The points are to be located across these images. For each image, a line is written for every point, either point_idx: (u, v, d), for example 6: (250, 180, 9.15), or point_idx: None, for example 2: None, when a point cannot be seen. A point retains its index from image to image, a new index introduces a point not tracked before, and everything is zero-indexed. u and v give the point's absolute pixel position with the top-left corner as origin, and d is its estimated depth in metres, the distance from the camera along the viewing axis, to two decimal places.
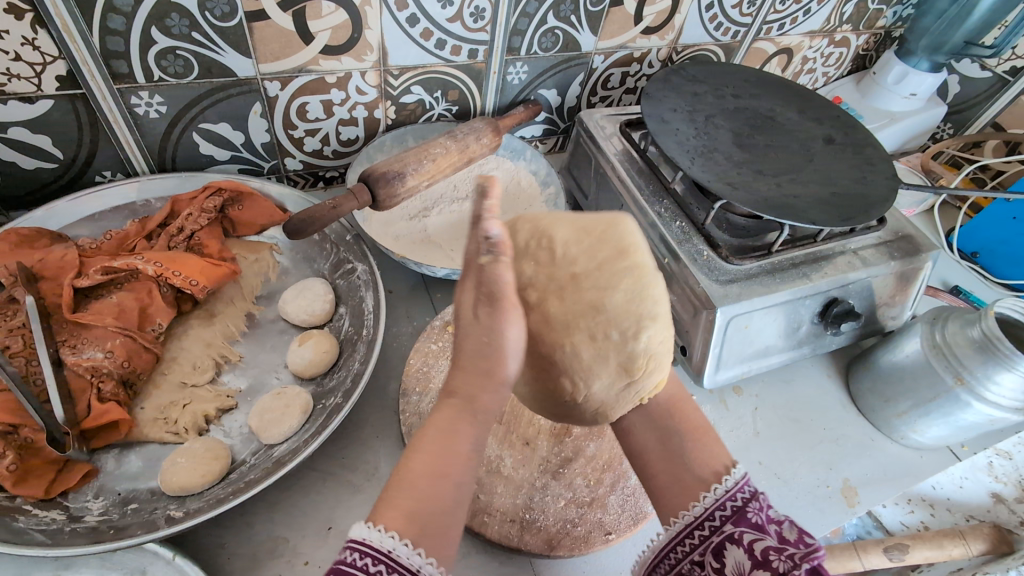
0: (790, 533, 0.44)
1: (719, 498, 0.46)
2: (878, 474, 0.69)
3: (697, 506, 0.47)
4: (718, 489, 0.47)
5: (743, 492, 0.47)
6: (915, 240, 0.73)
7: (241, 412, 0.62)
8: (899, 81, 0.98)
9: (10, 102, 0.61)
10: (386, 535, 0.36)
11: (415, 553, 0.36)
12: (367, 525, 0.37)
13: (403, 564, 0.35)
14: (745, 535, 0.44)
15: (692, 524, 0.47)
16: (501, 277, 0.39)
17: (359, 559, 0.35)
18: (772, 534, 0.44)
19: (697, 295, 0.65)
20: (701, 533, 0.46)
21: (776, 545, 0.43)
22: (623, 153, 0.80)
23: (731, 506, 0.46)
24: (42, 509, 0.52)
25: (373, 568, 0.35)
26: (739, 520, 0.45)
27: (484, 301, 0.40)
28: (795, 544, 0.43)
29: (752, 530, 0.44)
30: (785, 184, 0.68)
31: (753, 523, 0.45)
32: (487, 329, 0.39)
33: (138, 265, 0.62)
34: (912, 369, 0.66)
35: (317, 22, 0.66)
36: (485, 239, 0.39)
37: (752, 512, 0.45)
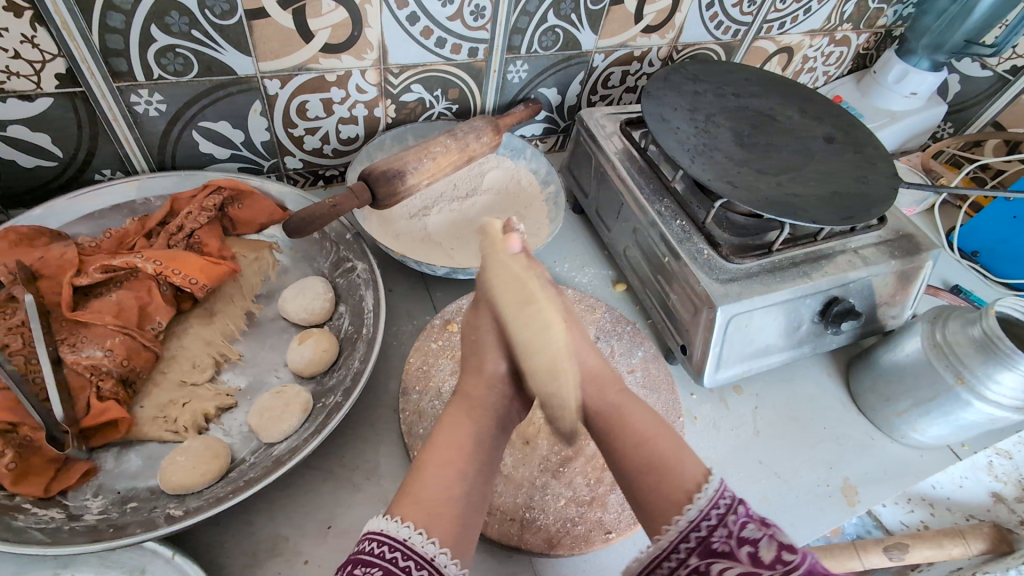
0: (766, 555, 0.39)
1: (686, 528, 0.43)
2: (878, 474, 0.69)
3: (669, 531, 0.44)
4: (688, 516, 0.43)
5: (715, 512, 0.43)
6: (915, 239, 0.73)
7: (240, 410, 0.62)
8: (900, 80, 0.97)
9: (9, 100, 0.61)
10: (404, 526, 0.41)
11: (427, 540, 0.40)
12: (384, 519, 0.42)
13: (419, 552, 0.40)
14: (711, 565, 0.41)
15: (663, 553, 0.44)
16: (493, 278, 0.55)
17: (383, 549, 0.40)
18: (740, 562, 0.40)
19: (697, 294, 0.65)
20: (670, 564, 0.43)
21: (747, 569, 0.39)
22: (623, 152, 0.79)
23: (695, 538, 0.43)
24: (41, 507, 0.51)
25: (389, 555, 0.39)
26: (705, 550, 0.42)
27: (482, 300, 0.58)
28: (769, 565, 0.39)
29: (719, 559, 0.41)
30: (785, 183, 0.68)
31: (721, 548, 0.41)
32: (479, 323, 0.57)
33: (138, 263, 0.62)
34: (912, 369, 0.66)
35: (317, 20, 0.66)
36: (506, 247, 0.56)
37: (716, 541, 0.42)
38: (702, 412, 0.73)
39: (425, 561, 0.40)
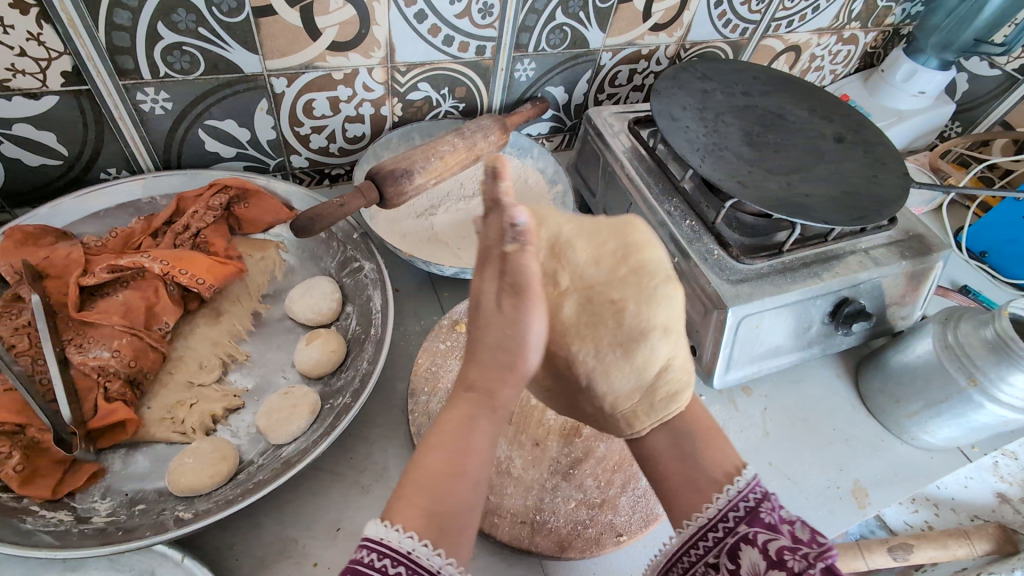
0: (803, 533, 0.42)
1: (731, 499, 0.44)
2: (888, 475, 0.68)
3: (710, 507, 0.45)
4: (730, 490, 0.44)
5: (755, 491, 0.44)
6: (926, 239, 0.73)
7: (248, 411, 0.62)
8: (908, 79, 0.97)
9: (14, 98, 0.60)
10: (405, 535, 0.35)
11: (435, 553, 0.35)
12: (383, 525, 0.36)
13: (424, 565, 0.35)
14: (759, 535, 0.42)
15: (707, 526, 0.44)
16: (524, 268, 0.40)
17: (377, 560, 0.34)
18: (784, 534, 0.42)
19: (707, 294, 0.64)
20: (715, 535, 0.44)
21: (791, 545, 0.41)
22: (631, 151, 0.79)
23: (744, 507, 0.43)
24: (49, 510, 0.51)
25: (389, 569, 0.34)
26: (753, 520, 0.43)
27: (507, 292, 0.41)
28: (809, 544, 0.41)
29: (766, 530, 0.42)
30: (796, 183, 0.68)
31: (766, 523, 0.43)
32: (511, 321, 0.40)
33: (144, 263, 0.62)
34: (924, 370, 0.65)
35: (325, 18, 0.65)
36: (512, 226, 0.41)
37: (765, 512, 0.43)
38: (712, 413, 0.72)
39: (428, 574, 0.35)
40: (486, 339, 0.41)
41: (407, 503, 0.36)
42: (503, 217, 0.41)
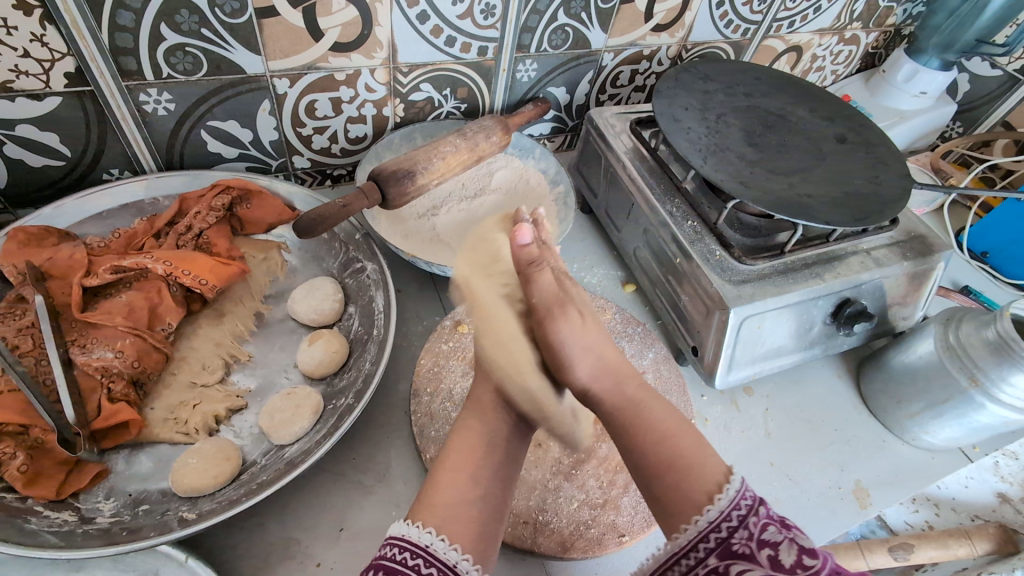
0: (786, 557, 0.39)
1: (702, 529, 0.42)
2: (889, 475, 0.68)
3: (680, 536, 0.43)
4: (700, 521, 0.42)
5: (732, 516, 0.42)
6: (928, 240, 0.73)
7: (251, 411, 0.62)
8: (909, 79, 0.97)
9: (18, 99, 0.61)
10: (428, 532, 0.42)
11: (451, 548, 0.41)
12: (405, 525, 0.42)
13: (442, 558, 0.41)
14: (732, 567, 0.40)
15: (678, 556, 0.43)
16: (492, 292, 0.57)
17: (404, 556, 0.40)
18: (760, 563, 0.39)
19: (710, 296, 0.64)
20: (687, 564, 0.42)
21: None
22: (633, 151, 0.79)
23: (716, 538, 0.41)
24: (53, 510, 0.51)
25: (411, 562, 0.40)
26: (726, 551, 0.41)
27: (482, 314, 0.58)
28: (789, 571, 0.38)
29: (740, 561, 0.40)
30: (798, 184, 0.68)
31: (741, 552, 0.40)
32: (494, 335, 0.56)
33: (148, 264, 0.62)
34: (925, 370, 0.65)
35: (327, 18, 0.65)
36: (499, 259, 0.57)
37: (739, 540, 0.41)
38: (714, 413, 0.73)
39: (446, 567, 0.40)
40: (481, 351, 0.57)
41: (431, 509, 0.44)
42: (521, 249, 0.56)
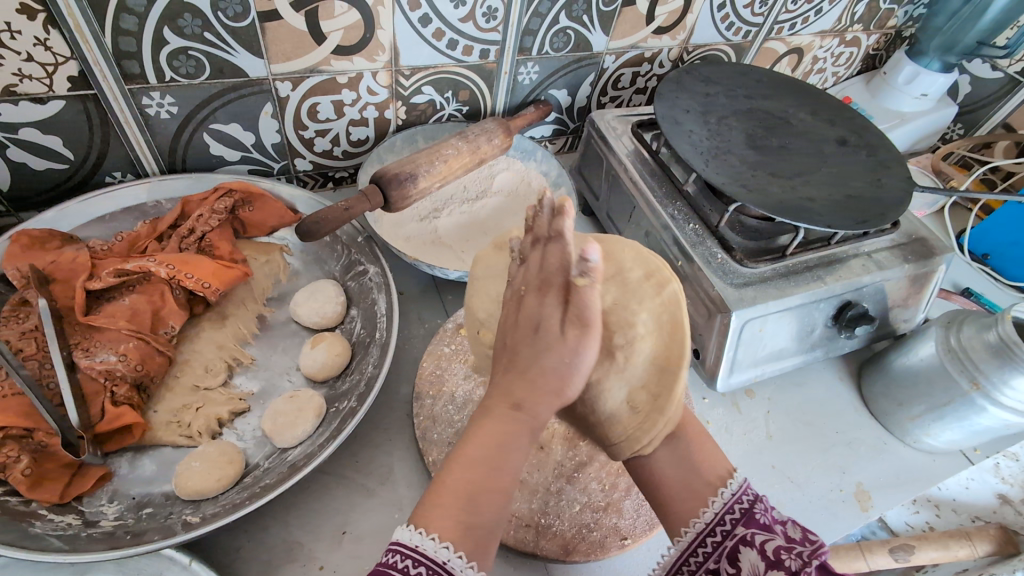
0: (794, 532, 0.46)
1: (727, 502, 0.47)
2: (890, 478, 0.68)
3: (707, 512, 0.47)
4: (725, 494, 0.47)
5: (747, 493, 0.48)
6: (929, 242, 0.73)
7: (253, 414, 0.62)
8: (910, 82, 0.97)
9: (21, 103, 0.61)
10: (419, 532, 0.37)
11: (442, 545, 0.37)
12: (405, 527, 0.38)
13: (430, 556, 0.37)
14: (756, 536, 0.45)
15: (704, 532, 0.46)
16: (587, 300, 0.42)
17: (399, 560, 0.37)
18: (777, 533, 0.45)
19: (712, 299, 0.64)
20: (714, 539, 0.46)
21: (785, 544, 0.44)
22: (635, 153, 0.79)
23: (740, 509, 0.46)
24: (57, 513, 0.51)
25: (400, 563, 0.37)
26: (750, 521, 0.46)
27: (573, 323, 0.42)
28: (801, 542, 0.45)
29: (762, 530, 0.45)
30: (799, 187, 0.68)
31: (761, 524, 0.46)
32: (566, 348, 0.42)
33: (150, 267, 0.62)
34: (926, 373, 0.66)
35: (330, 22, 0.66)
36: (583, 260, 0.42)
37: (758, 513, 0.46)
38: (715, 416, 0.73)
39: (437, 566, 0.36)
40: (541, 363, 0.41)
41: (439, 506, 0.38)
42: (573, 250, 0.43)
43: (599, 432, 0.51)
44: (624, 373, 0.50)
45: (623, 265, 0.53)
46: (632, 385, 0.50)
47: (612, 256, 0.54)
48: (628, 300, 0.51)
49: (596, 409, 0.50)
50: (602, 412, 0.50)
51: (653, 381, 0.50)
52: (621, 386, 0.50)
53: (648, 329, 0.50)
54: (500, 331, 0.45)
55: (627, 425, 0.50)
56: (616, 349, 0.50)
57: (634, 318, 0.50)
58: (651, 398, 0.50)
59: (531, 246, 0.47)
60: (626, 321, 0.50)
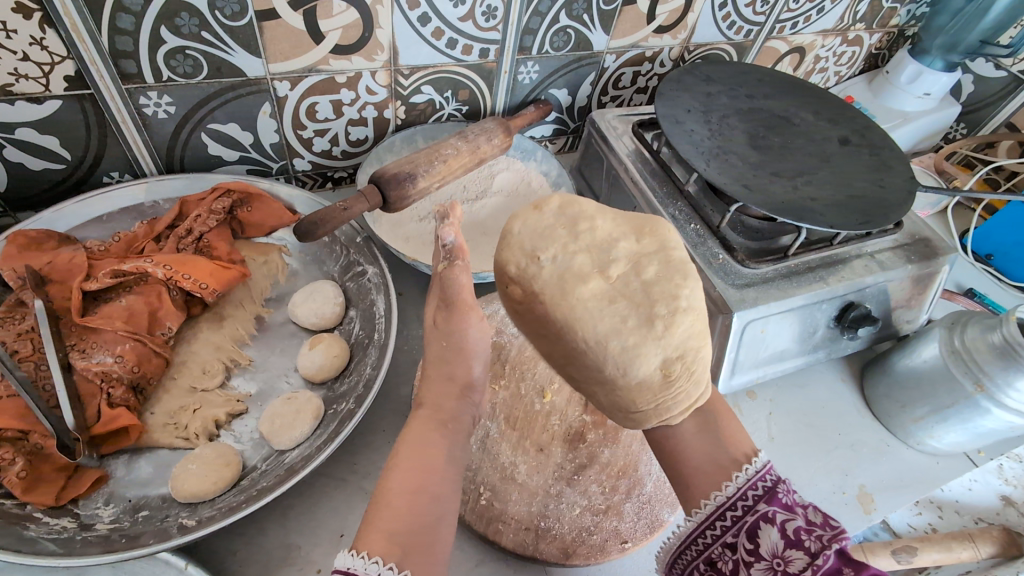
0: (817, 517, 0.44)
1: (751, 477, 0.46)
2: (894, 480, 0.68)
3: (729, 486, 0.47)
4: (750, 470, 0.47)
5: (772, 473, 0.47)
6: (932, 243, 0.72)
7: (251, 416, 0.62)
8: (913, 81, 0.96)
9: (17, 102, 0.60)
10: (352, 554, 0.37)
11: (371, 561, 0.36)
12: (350, 554, 0.37)
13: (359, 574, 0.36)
14: (778, 514, 0.44)
15: (725, 505, 0.47)
16: (456, 279, 0.49)
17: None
18: (799, 515, 0.44)
19: (713, 300, 0.63)
20: (734, 514, 0.46)
21: (805, 526, 0.43)
22: (635, 153, 0.78)
23: (763, 486, 0.46)
24: (52, 517, 0.51)
25: None
26: (772, 500, 0.45)
27: (444, 306, 0.50)
28: (822, 527, 0.43)
29: (784, 510, 0.44)
30: (802, 186, 0.67)
31: (783, 504, 0.45)
32: (447, 334, 0.50)
33: (147, 268, 0.62)
34: (930, 375, 0.65)
35: (328, 21, 0.65)
36: (444, 245, 0.49)
37: (782, 493, 0.45)
38: None
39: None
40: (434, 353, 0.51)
41: (377, 530, 0.38)
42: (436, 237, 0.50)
43: (626, 397, 0.48)
44: (662, 342, 0.46)
45: (666, 241, 0.49)
46: (668, 354, 0.46)
47: (655, 231, 0.50)
48: (671, 274, 0.48)
49: (628, 374, 0.47)
50: (634, 378, 0.46)
51: (689, 353, 0.47)
52: (657, 355, 0.46)
53: (690, 304, 0.47)
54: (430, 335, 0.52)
55: (656, 392, 0.47)
56: (656, 318, 0.46)
57: (678, 292, 0.47)
58: (685, 367, 0.47)
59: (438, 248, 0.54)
60: (669, 294, 0.47)
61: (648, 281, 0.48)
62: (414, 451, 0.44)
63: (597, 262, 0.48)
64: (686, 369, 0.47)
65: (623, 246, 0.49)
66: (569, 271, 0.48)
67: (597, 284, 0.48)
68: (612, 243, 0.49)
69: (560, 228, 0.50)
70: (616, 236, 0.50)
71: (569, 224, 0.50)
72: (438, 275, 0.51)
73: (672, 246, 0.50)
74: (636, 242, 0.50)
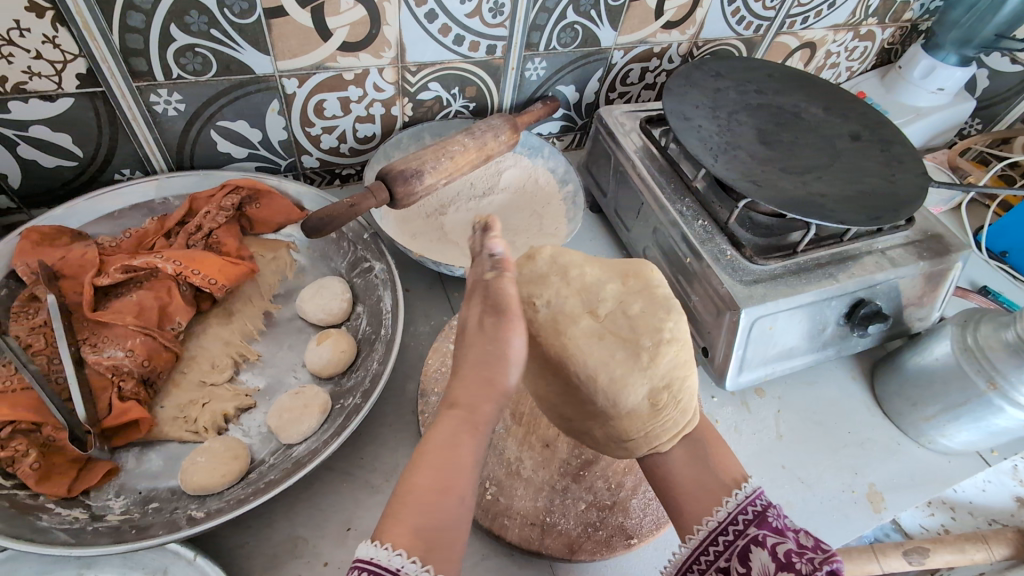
0: (808, 539, 0.43)
1: (740, 503, 0.46)
2: (905, 479, 0.67)
3: (719, 511, 0.47)
4: (738, 494, 0.47)
5: (762, 498, 0.46)
6: (945, 239, 0.71)
7: (259, 410, 0.62)
8: (927, 76, 0.94)
9: (30, 100, 0.61)
10: (373, 545, 0.37)
11: (395, 553, 0.36)
12: (374, 545, 0.37)
13: (384, 565, 0.36)
14: (768, 537, 0.43)
15: (716, 530, 0.46)
16: (504, 289, 0.46)
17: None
18: (790, 538, 0.43)
19: (721, 297, 0.63)
20: (725, 539, 0.45)
21: (797, 548, 0.42)
22: (643, 150, 0.78)
23: (753, 511, 0.46)
24: (65, 507, 0.52)
25: None
26: (762, 523, 0.44)
27: (490, 312, 0.46)
28: (814, 549, 0.42)
29: (774, 533, 0.44)
30: (811, 182, 0.67)
31: (774, 527, 0.44)
32: (492, 338, 0.45)
33: (158, 264, 0.62)
34: (943, 373, 0.64)
35: (336, 18, 0.66)
36: (490, 256, 0.48)
37: (772, 517, 0.45)
38: (724, 414, 0.71)
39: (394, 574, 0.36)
40: (470, 356, 0.46)
41: (395, 521, 0.38)
42: (481, 253, 0.48)
43: (617, 427, 0.51)
44: (648, 373, 0.49)
45: (651, 280, 0.53)
46: (655, 384, 0.49)
47: (640, 273, 0.54)
48: (656, 309, 0.51)
49: (618, 404, 0.50)
50: (623, 408, 0.49)
51: (676, 382, 0.50)
52: (644, 385, 0.49)
53: (674, 335, 0.50)
54: (461, 342, 0.47)
55: (645, 420, 0.50)
56: (642, 350, 0.50)
57: (663, 324, 0.50)
58: (672, 396, 0.50)
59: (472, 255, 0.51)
60: (654, 326, 0.50)
61: (633, 316, 0.51)
62: (437, 447, 0.41)
63: (586, 302, 0.52)
64: (673, 398, 0.50)
65: (609, 288, 0.53)
66: (561, 313, 0.52)
67: (587, 322, 0.51)
68: (600, 286, 0.53)
69: (550, 276, 0.54)
70: (604, 279, 0.53)
71: (559, 271, 0.54)
72: (482, 284, 0.47)
73: (658, 284, 0.53)
74: (622, 284, 0.53)
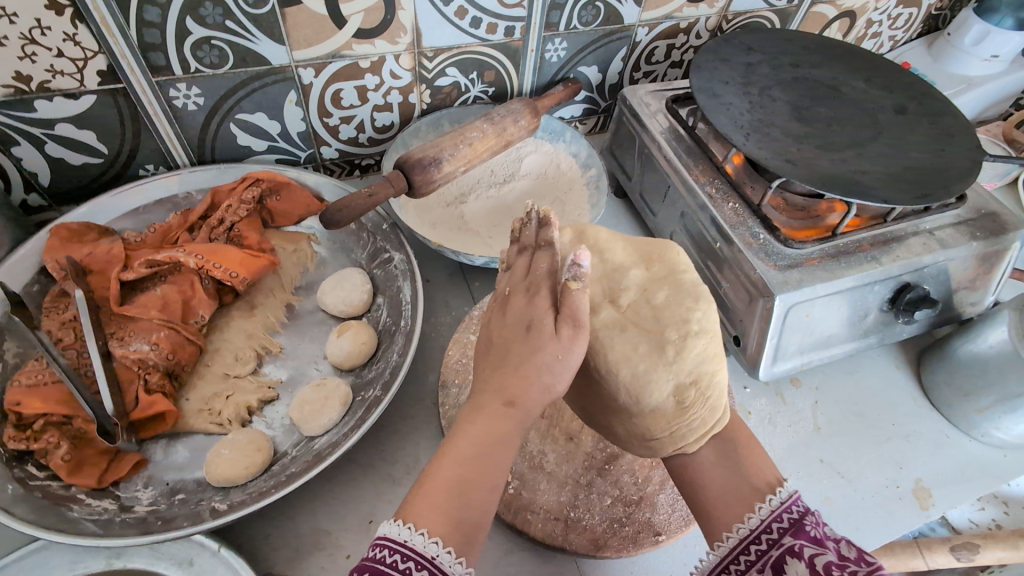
0: (850, 551, 0.39)
1: (775, 510, 0.44)
2: (954, 475, 0.63)
3: (752, 518, 0.44)
4: (773, 501, 0.44)
5: (798, 505, 0.44)
6: (1000, 217, 0.66)
7: (282, 403, 0.62)
8: (979, 42, 0.87)
9: (55, 99, 0.62)
10: (406, 527, 0.36)
11: (433, 541, 0.36)
12: (406, 527, 0.36)
13: (420, 552, 0.35)
14: (805, 548, 0.41)
15: (749, 538, 0.43)
16: (580, 302, 0.42)
17: (388, 555, 0.36)
18: (831, 549, 0.40)
19: (753, 282, 0.60)
20: (758, 548, 0.43)
21: (837, 561, 0.38)
22: (669, 130, 0.74)
23: (789, 519, 0.43)
24: (95, 498, 0.53)
25: (402, 565, 0.35)
26: (799, 533, 0.42)
27: (567, 320, 0.42)
28: (857, 562, 0.38)
29: (813, 544, 0.41)
30: (851, 159, 0.63)
31: (812, 537, 0.41)
32: (565, 348, 0.41)
33: (180, 257, 0.62)
34: (998, 362, 0.59)
35: (350, 4, 0.64)
36: (574, 264, 0.43)
37: (809, 526, 0.42)
38: (757, 406, 0.68)
39: (428, 561, 0.35)
40: (536, 359, 0.41)
41: (422, 501, 0.37)
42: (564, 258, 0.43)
43: (639, 426, 0.50)
44: (674, 368, 0.48)
45: (676, 265, 0.52)
46: (682, 379, 0.48)
47: (664, 257, 0.54)
48: (682, 297, 0.50)
49: (640, 402, 0.49)
50: (647, 406, 0.48)
51: (704, 376, 0.48)
52: (669, 380, 0.48)
53: (702, 328, 0.49)
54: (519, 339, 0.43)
55: (671, 418, 0.48)
56: (667, 344, 0.49)
57: (690, 315, 0.49)
58: (700, 393, 0.48)
59: (518, 254, 0.48)
60: (681, 317, 0.49)
61: (658, 307, 0.50)
62: (475, 440, 0.39)
63: (608, 291, 0.52)
64: (701, 395, 0.48)
65: (633, 275, 0.53)
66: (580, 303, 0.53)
67: (608, 313, 0.51)
68: (623, 273, 0.53)
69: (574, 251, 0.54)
70: (626, 266, 0.54)
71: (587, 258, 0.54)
72: (553, 296, 0.43)
73: (683, 269, 0.53)
74: (647, 270, 0.53)
